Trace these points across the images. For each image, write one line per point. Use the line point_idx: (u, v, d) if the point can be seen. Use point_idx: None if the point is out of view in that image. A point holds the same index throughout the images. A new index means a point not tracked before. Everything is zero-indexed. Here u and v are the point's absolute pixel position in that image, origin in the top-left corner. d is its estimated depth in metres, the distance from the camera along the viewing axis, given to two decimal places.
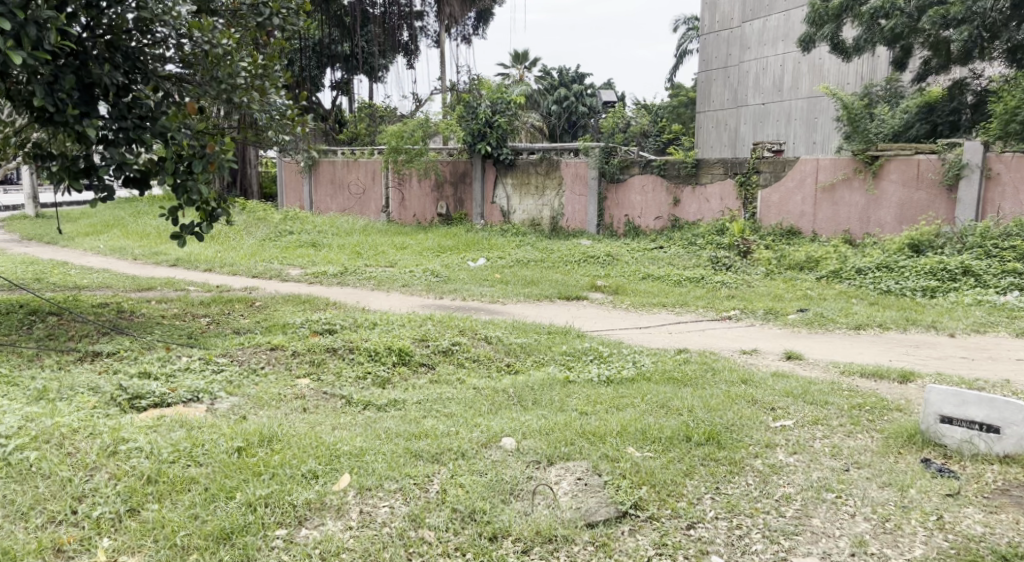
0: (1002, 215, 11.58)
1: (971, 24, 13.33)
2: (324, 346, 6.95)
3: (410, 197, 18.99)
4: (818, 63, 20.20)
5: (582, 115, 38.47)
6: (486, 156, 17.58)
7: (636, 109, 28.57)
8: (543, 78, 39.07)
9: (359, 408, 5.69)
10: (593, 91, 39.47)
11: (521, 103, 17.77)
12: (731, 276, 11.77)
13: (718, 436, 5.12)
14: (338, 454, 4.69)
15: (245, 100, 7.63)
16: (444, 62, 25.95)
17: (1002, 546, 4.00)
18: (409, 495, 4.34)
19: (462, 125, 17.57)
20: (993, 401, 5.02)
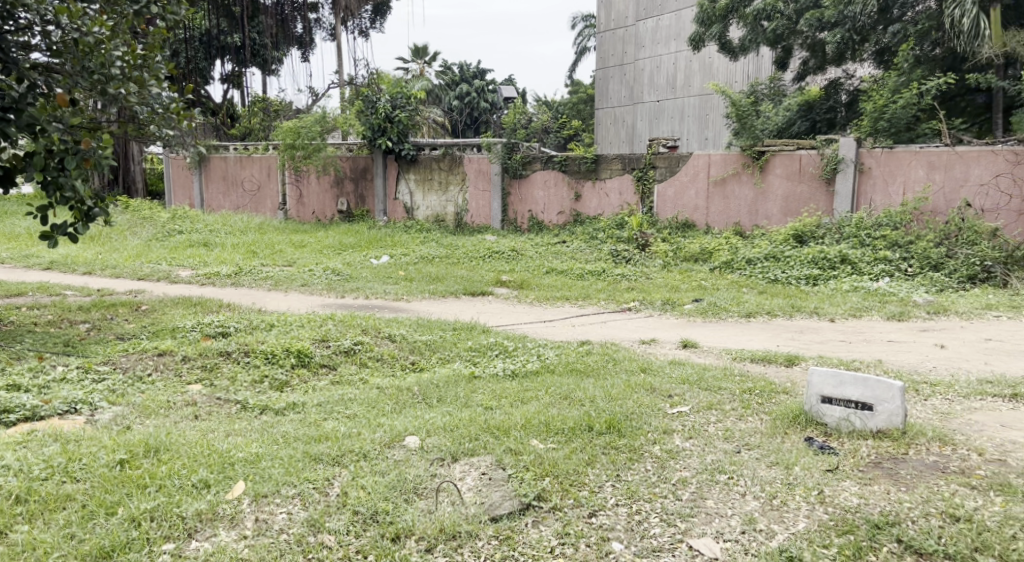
0: (874, 207, 12.34)
1: (843, 27, 14.05)
2: (217, 350, 6.80)
3: (309, 194, 18.66)
4: (708, 61, 20.93)
5: (483, 110, 38.64)
6: (387, 151, 17.44)
7: (537, 105, 28.88)
8: (444, 73, 38.97)
9: (255, 412, 5.62)
10: (494, 87, 39.68)
11: (421, 98, 17.71)
12: (630, 268, 12.09)
13: (618, 425, 5.31)
14: (232, 462, 4.63)
15: (122, 93, 7.22)
16: (341, 57, 25.56)
17: (875, 516, 4.30)
18: (308, 500, 4.33)
19: (362, 120, 17.36)
20: (866, 380, 5.40)
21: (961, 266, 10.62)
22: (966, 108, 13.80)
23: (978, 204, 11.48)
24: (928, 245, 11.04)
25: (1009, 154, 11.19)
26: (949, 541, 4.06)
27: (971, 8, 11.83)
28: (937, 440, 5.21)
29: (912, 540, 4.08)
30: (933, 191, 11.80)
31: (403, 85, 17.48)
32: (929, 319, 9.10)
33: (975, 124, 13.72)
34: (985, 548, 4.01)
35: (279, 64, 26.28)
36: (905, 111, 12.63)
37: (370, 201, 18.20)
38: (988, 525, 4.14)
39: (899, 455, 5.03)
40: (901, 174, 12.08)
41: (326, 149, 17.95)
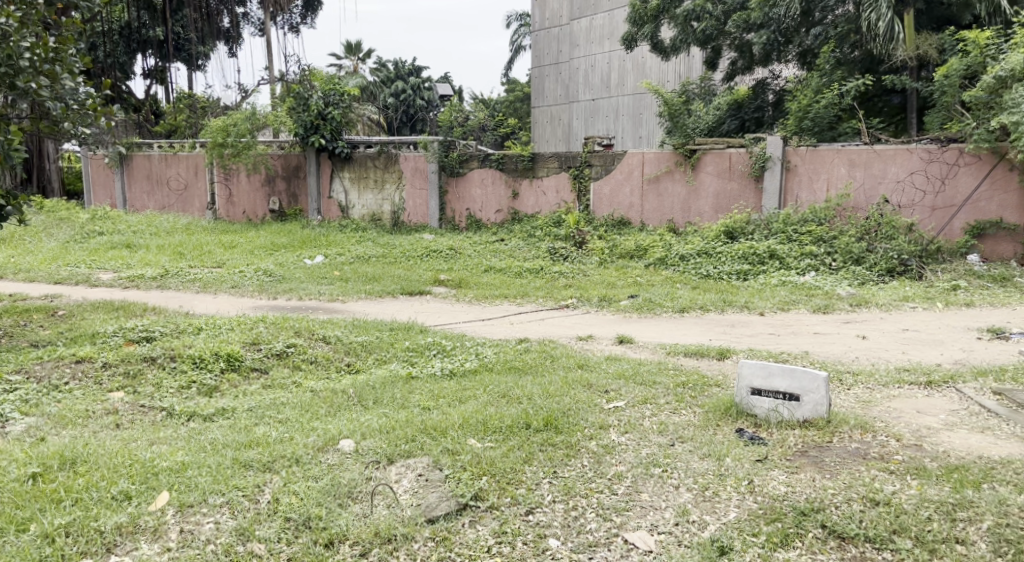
0: (800, 203, 12.72)
1: (769, 29, 14.47)
2: (140, 356, 6.62)
3: (241, 194, 18.33)
4: (640, 61, 21.25)
5: (420, 108, 38.49)
6: (321, 149, 17.21)
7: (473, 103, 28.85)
8: (379, 70, 38.63)
9: (182, 419, 5.51)
10: (430, 85, 39.52)
11: (355, 95, 17.52)
12: (567, 266, 12.20)
13: (555, 421, 5.36)
14: (155, 472, 4.53)
15: (31, 86, 6.91)
16: (271, 53, 25.10)
17: (802, 503, 4.44)
18: (237, 508, 4.28)
19: (294, 117, 17.03)
20: (794, 371, 5.57)
21: (881, 260, 11.04)
22: (884, 108, 14.34)
23: (896, 200, 11.95)
24: (851, 240, 11.43)
25: (923, 152, 11.69)
26: (869, 525, 4.22)
27: (886, 12, 12.26)
28: (859, 428, 5.41)
29: (836, 525, 4.23)
30: (854, 188, 12.23)
31: (335, 82, 17.24)
32: (852, 311, 9.43)
33: (892, 123, 14.24)
34: (902, 530, 4.18)
35: (206, 61, 25.67)
36: (827, 111, 13.16)
37: (303, 200, 17.92)
38: (905, 508, 4.33)
39: (824, 443, 5.21)
40: (825, 172, 12.48)
41: (256, 148, 17.64)
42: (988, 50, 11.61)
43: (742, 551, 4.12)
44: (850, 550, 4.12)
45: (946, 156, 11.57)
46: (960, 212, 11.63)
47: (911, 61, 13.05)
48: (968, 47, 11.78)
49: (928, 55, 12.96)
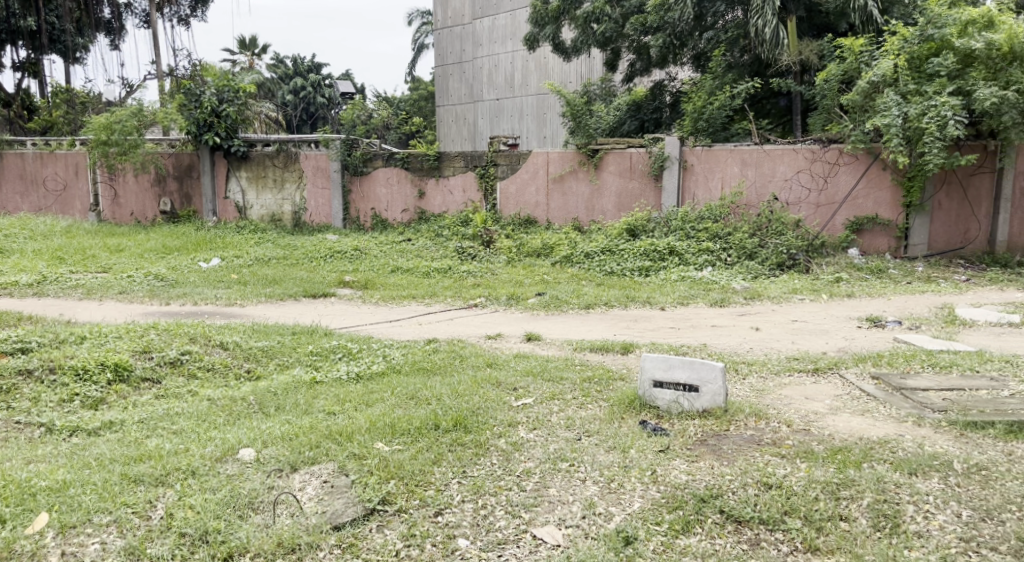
0: (697, 201, 13.15)
1: (664, 32, 14.88)
2: (15, 368, 6.27)
3: (127, 194, 17.71)
4: (543, 61, 21.50)
5: (320, 106, 37.72)
6: (215, 147, 16.72)
7: (376, 101, 28.53)
8: (276, 66, 37.69)
9: (64, 435, 5.29)
10: (330, 82, 38.86)
11: (250, 91, 17.08)
12: (475, 265, 12.27)
13: (464, 421, 5.39)
14: (34, 492, 4.36)
15: None
16: (159, 48, 24.12)
17: (701, 490, 4.61)
18: (126, 526, 4.16)
19: (184, 114, 16.52)
20: (693, 363, 5.77)
21: (771, 255, 11.56)
22: (771, 110, 14.95)
23: (785, 198, 12.51)
24: (744, 235, 11.89)
25: (808, 152, 12.29)
26: (763, 507, 4.42)
27: (771, 19, 12.88)
28: (754, 415, 5.65)
29: (732, 510, 4.42)
30: (747, 186, 12.73)
31: (229, 78, 16.76)
32: (747, 304, 9.83)
33: (780, 125, 14.86)
34: (793, 511, 4.40)
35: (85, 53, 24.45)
36: (721, 111, 13.62)
37: (197, 201, 17.37)
38: (795, 490, 4.56)
39: (721, 431, 5.42)
40: (719, 171, 12.94)
41: (144, 146, 16.99)
42: (863, 56, 12.30)
43: (645, 540, 4.25)
44: (745, 533, 4.31)
45: (828, 155, 12.20)
46: (841, 209, 12.28)
47: (795, 65, 13.68)
48: (845, 53, 12.44)
49: (810, 61, 13.60)
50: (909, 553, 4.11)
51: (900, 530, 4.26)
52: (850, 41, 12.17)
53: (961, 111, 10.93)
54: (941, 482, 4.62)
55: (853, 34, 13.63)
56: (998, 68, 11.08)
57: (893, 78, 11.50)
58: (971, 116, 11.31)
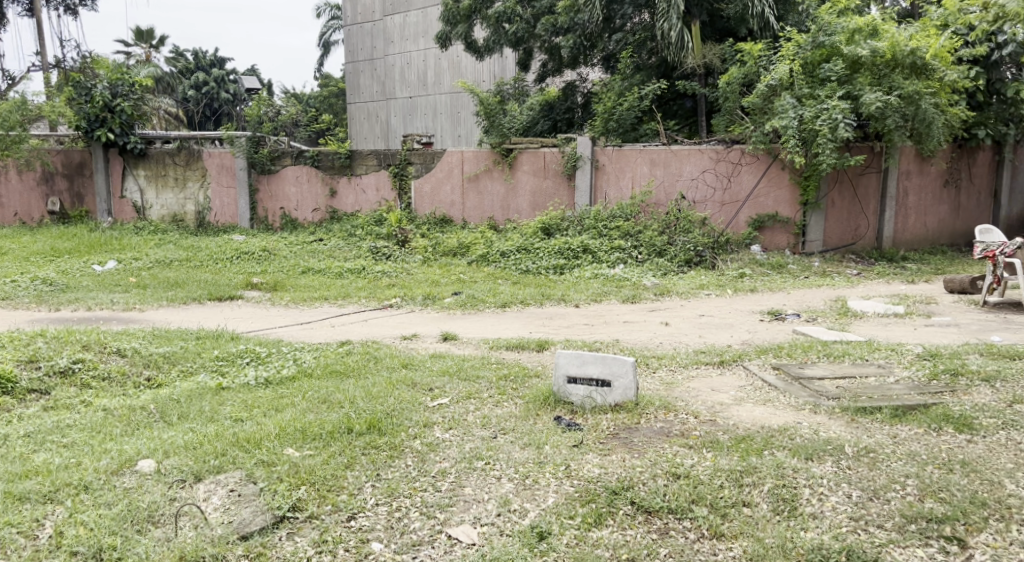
0: (609, 200, 13.36)
1: (574, 33, 15.20)
2: None
3: (9, 194, 16.66)
4: (456, 60, 21.47)
5: (224, 101, 36.55)
6: (109, 144, 16.05)
7: (285, 98, 27.87)
8: (176, 59, 36.38)
9: None
10: (235, 77, 37.76)
11: (146, 85, 16.46)
12: (389, 265, 12.14)
13: (378, 424, 5.32)
14: None
15: None
16: (45, 39, 22.92)
17: (613, 483, 4.67)
18: (11, 547, 3.97)
19: (73, 108, 15.69)
20: (605, 358, 5.85)
21: (680, 252, 11.85)
22: (678, 111, 15.27)
23: (691, 197, 12.83)
24: (654, 233, 12.15)
25: (713, 153, 12.64)
26: (671, 497, 4.52)
27: (677, 22, 13.14)
28: (663, 408, 5.77)
29: (643, 501, 4.50)
30: (655, 186, 13.00)
31: (123, 71, 16.11)
32: (657, 301, 10.04)
33: (686, 125, 15.19)
34: (699, 499, 4.51)
35: None
36: (630, 113, 13.95)
37: (89, 200, 16.70)
38: (702, 479, 4.68)
39: (633, 425, 5.52)
40: (630, 171, 13.17)
41: (30, 142, 16.11)
42: (761, 61, 12.78)
43: (560, 534, 4.28)
44: (655, 523, 4.39)
45: (731, 156, 12.58)
46: (744, 207, 12.69)
47: (699, 68, 14.06)
48: (745, 57, 12.86)
49: (713, 64, 14.00)
50: (806, 533, 4.26)
51: (797, 513, 4.41)
52: (750, 46, 12.60)
53: (850, 114, 11.49)
54: (834, 466, 4.82)
55: (752, 39, 14.08)
56: (882, 74, 11.81)
57: (790, 82, 11.97)
58: (859, 119, 12.03)
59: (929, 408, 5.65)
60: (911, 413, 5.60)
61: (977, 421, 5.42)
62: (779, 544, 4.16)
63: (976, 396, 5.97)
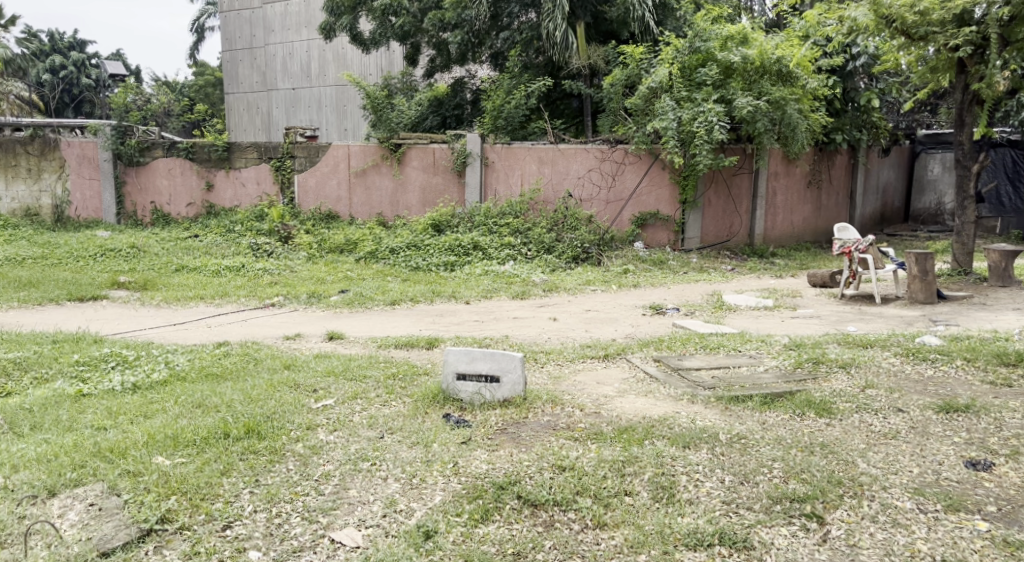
0: (498, 198, 13.38)
1: (462, 30, 15.02)
2: None
3: None
4: (340, 52, 21.15)
5: (85, 87, 34.27)
6: None
7: (156, 85, 26.47)
8: (29, 41, 33.94)
9: None
10: (98, 62, 35.54)
11: None
12: (271, 262, 11.75)
13: (257, 427, 5.12)
14: None
15: None
16: None
17: (500, 478, 4.65)
18: None
19: None
20: (494, 354, 5.84)
21: (567, 249, 12.03)
22: (564, 111, 15.41)
23: (578, 195, 13.01)
24: (542, 231, 12.28)
25: (598, 152, 12.86)
26: (557, 489, 4.54)
27: (562, 23, 13.32)
28: (550, 402, 5.82)
29: (530, 494, 4.50)
30: (543, 184, 13.13)
31: None
32: (545, 297, 10.15)
33: (573, 125, 15.37)
34: (584, 490, 4.56)
35: None
36: (517, 110, 14.03)
37: None
38: (586, 470, 4.73)
39: (521, 419, 5.53)
40: (518, 168, 13.25)
41: None
42: (643, 64, 13.15)
43: (445, 532, 4.21)
44: (541, 515, 4.40)
45: (615, 155, 12.85)
46: (627, 205, 12.98)
47: (584, 69, 14.29)
48: (627, 59, 13.18)
49: (598, 65, 14.27)
50: (682, 519, 4.36)
51: (675, 500, 4.52)
52: (632, 48, 12.94)
53: (724, 117, 11.98)
54: (708, 453, 4.98)
55: (633, 42, 14.45)
56: (752, 80, 12.37)
57: (669, 85, 12.35)
58: (732, 123, 12.55)
59: (794, 395, 5.94)
60: (778, 400, 5.87)
61: (835, 406, 5.74)
62: (658, 531, 4.25)
63: (835, 382, 6.31)
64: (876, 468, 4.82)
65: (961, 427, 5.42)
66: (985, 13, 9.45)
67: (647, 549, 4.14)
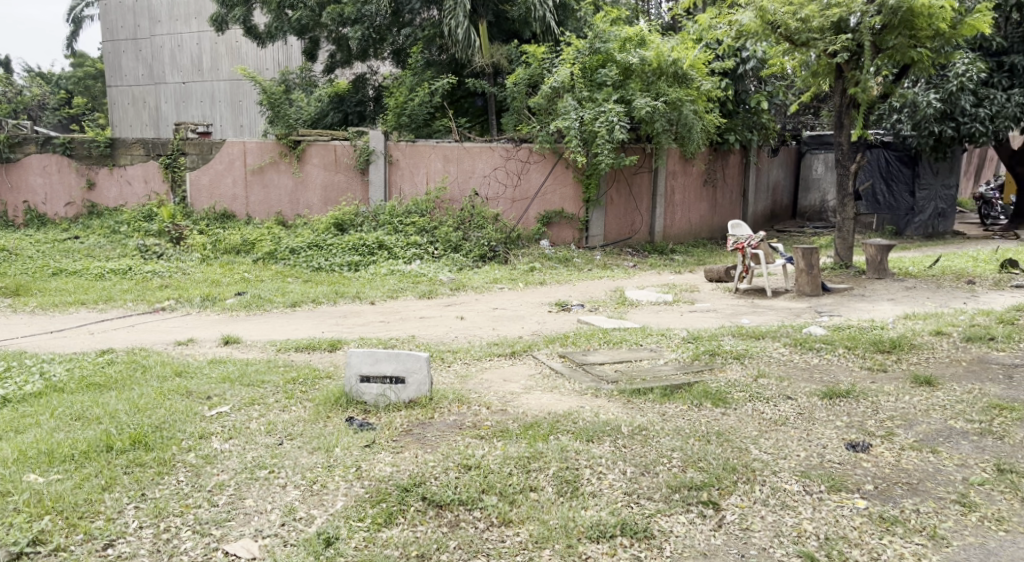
0: (402, 196, 13.26)
1: (363, 25, 14.95)
2: None
3: None
4: (233, 44, 20.66)
5: None
6: None
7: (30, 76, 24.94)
8: None
9: None
10: None
11: None
12: (162, 264, 11.31)
13: (144, 439, 4.93)
14: None
15: None
16: None
17: (404, 480, 4.62)
18: None
19: None
20: (398, 355, 5.79)
21: (474, 248, 12.05)
22: (468, 109, 15.41)
23: (484, 193, 13.01)
24: (449, 229, 12.26)
25: (503, 150, 12.90)
26: (461, 489, 4.54)
27: (463, 20, 13.34)
28: (456, 401, 5.83)
29: (434, 495, 4.48)
30: (448, 182, 13.09)
31: None
32: (452, 295, 10.14)
33: (477, 123, 15.40)
34: (489, 488, 4.57)
35: None
36: (421, 108, 14.04)
37: None
38: (492, 468, 4.76)
39: (426, 420, 5.51)
40: (423, 166, 13.15)
41: None
42: (545, 63, 13.29)
43: (347, 538, 4.14)
44: (446, 516, 4.38)
45: (520, 154, 12.93)
46: (533, 204, 13.09)
47: (488, 68, 14.32)
48: (530, 59, 13.30)
49: (501, 64, 14.31)
50: (585, 512, 4.42)
51: (579, 493, 4.58)
52: (534, 48, 13.06)
53: (624, 117, 12.24)
54: (611, 445, 5.09)
55: (535, 42, 14.58)
56: (649, 81, 12.66)
57: (571, 85, 12.52)
58: (632, 123, 12.83)
59: (692, 386, 6.13)
60: (677, 392, 6.05)
61: (730, 395, 5.95)
62: (562, 525, 4.29)
63: (730, 372, 6.56)
64: (767, 454, 5.03)
65: (843, 411, 5.70)
66: (859, 22, 9.98)
67: (551, 543, 4.18)
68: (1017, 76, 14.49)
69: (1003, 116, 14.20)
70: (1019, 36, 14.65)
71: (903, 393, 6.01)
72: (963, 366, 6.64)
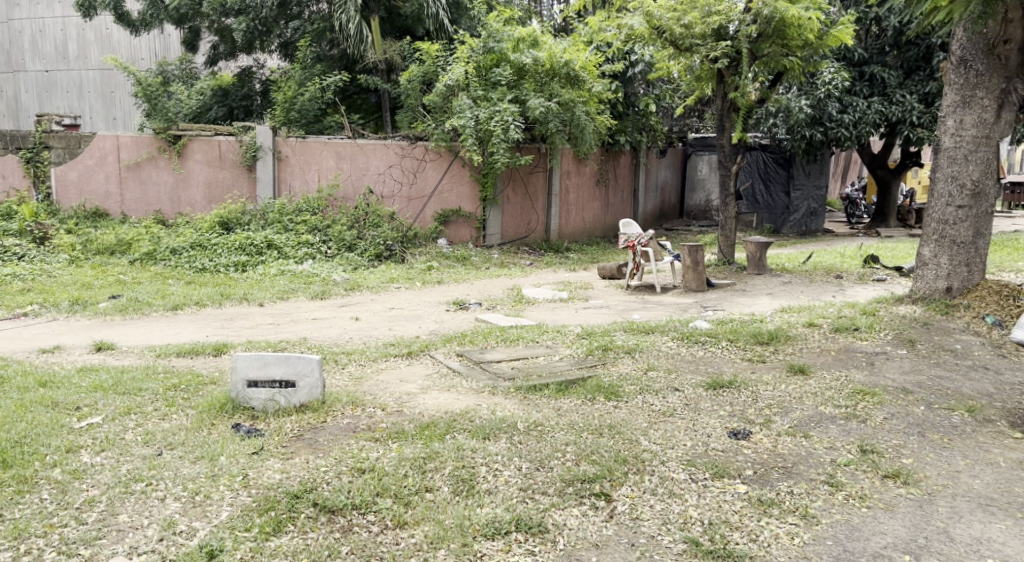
0: (292, 193, 12.93)
1: (247, 16, 14.48)
2: None
3: None
4: (104, 32, 19.73)
5: None
6: None
7: None
8: None
9: None
10: None
11: None
12: (27, 266, 10.63)
13: (2, 455, 4.62)
14: None
15: None
16: None
17: (295, 487, 4.49)
18: None
19: None
20: (288, 358, 5.64)
21: (369, 247, 11.89)
22: (362, 106, 15.23)
23: (379, 191, 12.84)
24: (342, 228, 12.05)
25: (397, 148, 12.77)
26: (355, 493, 4.46)
27: (354, 15, 13.16)
28: (350, 404, 5.72)
29: (326, 501, 4.37)
30: (341, 179, 12.84)
31: None
32: (346, 295, 9.97)
33: (371, 120, 15.23)
34: (383, 491, 4.51)
35: None
36: (312, 103, 13.73)
37: None
38: (386, 471, 4.69)
39: (318, 424, 5.38)
40: (314, 163, 12.86)
41: None
42: (438, 61, 13.22)
43: (232, 549, 3.99)
44: (338, 521, 4.28)
45: (415, 152, 12.84)
46: (429, 202, 13.02)
47: (380, 64, 14.13)
48: (423, 56, 13.20)
49: (394, 61, 14.15)
50: (481, 509, 4.42)
51: (474, 491, 4.57)
52: (427, 46, 12.98)
53: (518, 117, 12.34)
54: (507, 442, 5.11)
55: (428, 40, 14.53)
56: (542, 81, 12.82)
57: (465, 83, 12.50)
58: (526, 122, 12.94)
59: (585, 381, 6.24)
60: (572, 387, 6.15)
61: (622, 389, 6.08)
62: (457, 524, 4.27)
63: (622, 366, 6.70)
64: (655, 444, 5.16)
65: (726, 401, 5.92)
66: (737, 29, 10.42)
67: (447, 543, 4.14)
68: (876, 86, 15.56)
69: (865, 122, 15.08)
70: (877, 49, 15.70)
71: (780, 382, 6.29)
72: (831, 354, 7.00)
